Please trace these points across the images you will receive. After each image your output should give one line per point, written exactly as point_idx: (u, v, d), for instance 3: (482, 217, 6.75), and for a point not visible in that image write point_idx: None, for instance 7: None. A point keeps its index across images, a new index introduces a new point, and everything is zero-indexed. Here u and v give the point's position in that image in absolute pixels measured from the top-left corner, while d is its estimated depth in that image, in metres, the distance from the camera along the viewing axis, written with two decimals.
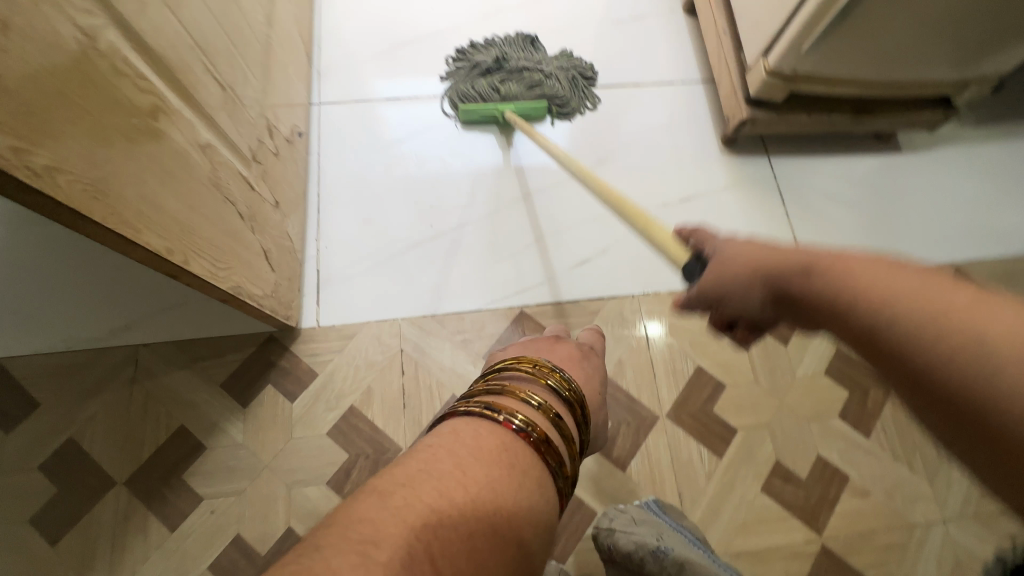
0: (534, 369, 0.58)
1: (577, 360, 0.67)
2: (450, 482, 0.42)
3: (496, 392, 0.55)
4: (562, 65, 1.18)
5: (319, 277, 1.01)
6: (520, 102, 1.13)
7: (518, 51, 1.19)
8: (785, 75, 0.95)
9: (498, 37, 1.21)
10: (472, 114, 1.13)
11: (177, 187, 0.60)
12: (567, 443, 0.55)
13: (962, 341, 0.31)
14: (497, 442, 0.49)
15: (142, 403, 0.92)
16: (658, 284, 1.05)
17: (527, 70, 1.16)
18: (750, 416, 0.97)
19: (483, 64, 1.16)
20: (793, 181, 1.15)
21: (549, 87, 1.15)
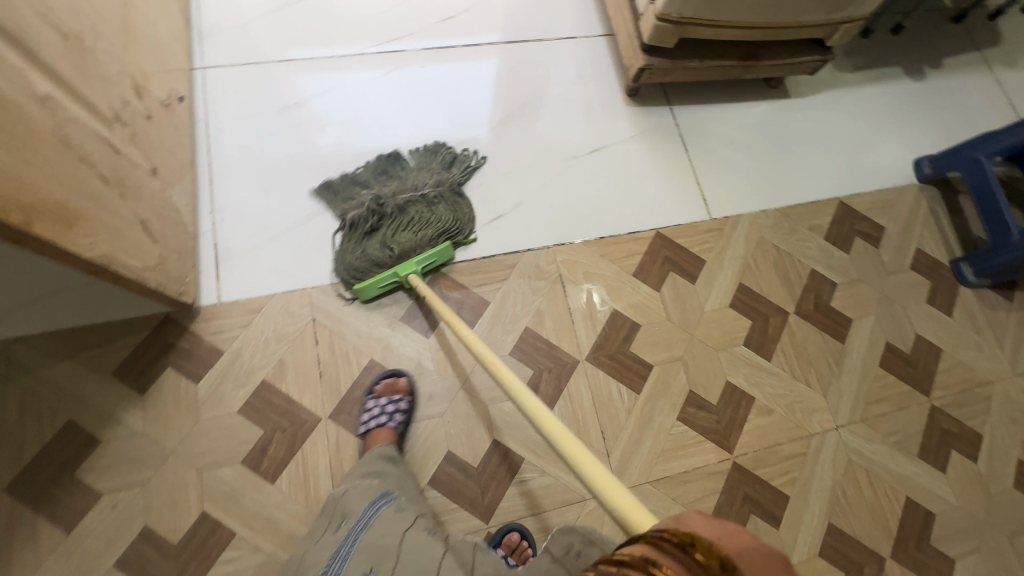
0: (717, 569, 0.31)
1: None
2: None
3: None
4: (441, 178, 1.03)
5: (216, 250, 0.95)
6: (421, 253, 0.95)
7: (388, 184, 1.01)
8: (673, 19, 0.97)
9: (356, 178, 1.02)
10: (372, 290, 0.94)
11: (10, 141, 0.54)
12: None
13: None
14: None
15: (20, 401, 0.84)
16: (571, 236, 1.07)
17: (408, 206, 0.98)
18: (664, 351, 1.02)
19: (358, 221, 0.96)
20: (694, 127, 1.20)
21: (440, 213, 0.99)
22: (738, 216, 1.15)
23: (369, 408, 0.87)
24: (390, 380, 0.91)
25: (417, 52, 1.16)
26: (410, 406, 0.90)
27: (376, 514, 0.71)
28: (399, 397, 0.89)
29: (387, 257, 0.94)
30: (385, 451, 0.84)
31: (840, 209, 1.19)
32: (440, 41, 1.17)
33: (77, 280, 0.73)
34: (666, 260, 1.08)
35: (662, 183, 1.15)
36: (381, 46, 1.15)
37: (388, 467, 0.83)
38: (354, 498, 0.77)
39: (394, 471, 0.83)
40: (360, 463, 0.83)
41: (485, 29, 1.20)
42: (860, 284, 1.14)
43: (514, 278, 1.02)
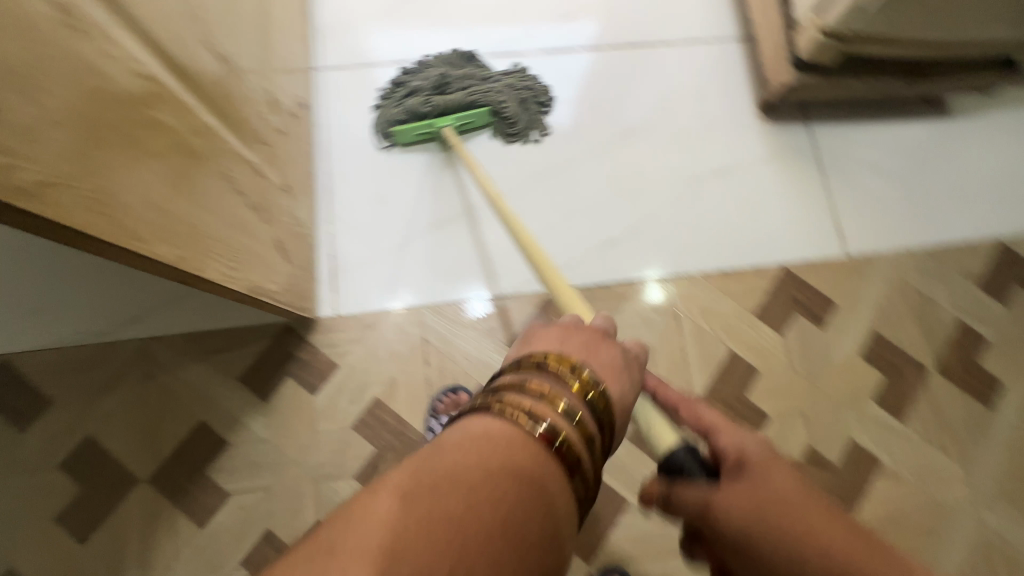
0: (574, 372, 0.41)
1: (622, 372, 0.45)
2: (481, 509, 0.29)
3: (535, 394, 0.38)
4: (513, 82, 1.04)
5: (333, 262, 0.96)
6: (458, 110, 0.99)
7: (459, 68, 1.03)
8: (840, 35, 0.85)
9: (430, 57, 1.05)
10: (406, 135, 1.00)
11: (187, 188, 0.53)
12: (598, 468, 0.39)
13: None
14: (538, 461, 0.34)
15: (158, 398, 0.89)
16: (690, 267, 1.00)
17: (470, 90, 1.00)
18: (784, 402, 0.95)
19: (419, 87, 1.01)
20: (835, 150, 1.08)
21: (496, 102, 1.01)
22: (877, 254, 1.03)
23: (434, 429, 0.88)
24: (450, 396, 0.90)
25: (533, 55, 1.09)
26: None
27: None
28: None
29: (427, 109, 0.99)
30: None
31: (1000, 253, 1.04)
32: (557, 42, 1.10)
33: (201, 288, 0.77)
34: (792, 301, 0.99)
35: (793, 212, 1.04)
36: (496, 46, 1.09)
37: None
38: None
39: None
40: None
41: (608, 30, 1.11)
42: (1015, 342, 1.00)
43: (627, 309, 0.97)
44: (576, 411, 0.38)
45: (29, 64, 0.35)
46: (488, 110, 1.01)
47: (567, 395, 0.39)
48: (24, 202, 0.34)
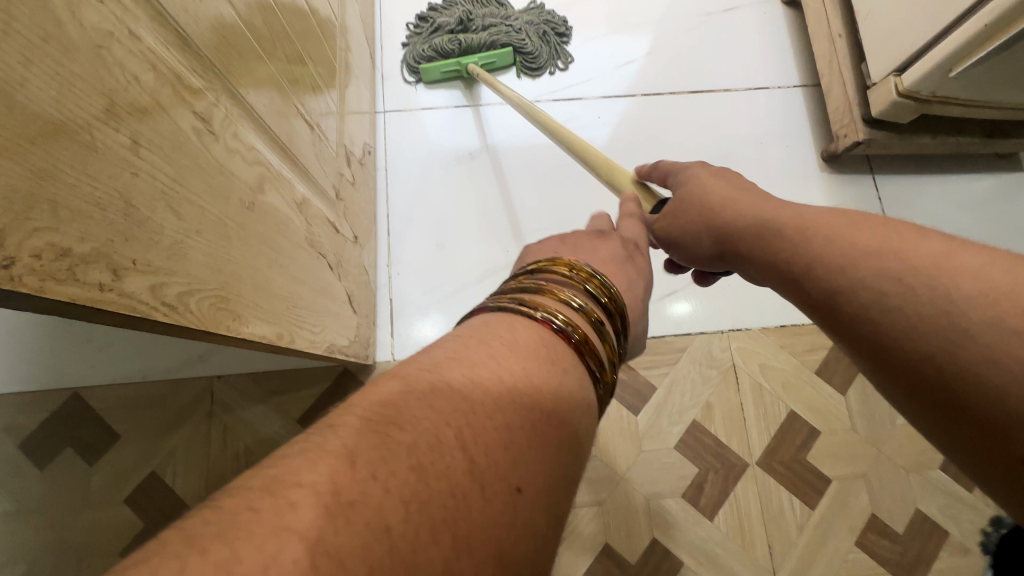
0: (575, 271, 0.44)
1: (621, 262, 0.52)
2: (481, 370, 0.31)
3: (534, 291, 0.41)
4: (533, 18, 1.10)
5: (391, 306, 0.97)
6: (479, 49, 1.06)
7: (482, 6, 1.09)
8: (920, 96, 0.83)
9: None
10: (434, 72, 1.07)
11: (283, 263, 0.54)
12: (611, 353, 0.41)
13: (915, 292, 0.40)
14: (545, 339, 0.36)
15: (220, 438, 0.91)
16: (750, 322, 0.98)
17: (492, 29, 1.07)
18: (846, 465, 0.92)
19: (445, 24, 1.07)
20: (901, 204, 1.05)
21: (513, 35, 1.07)
22: None
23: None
24: None
25: (592, 100, 1.10)
26: None
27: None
28: None
29: (452, 48, 1.06)
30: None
31: None
32: (615, 87, 1.10)
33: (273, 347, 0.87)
34: None
35: None
36: (557, 90, 1.10)
37: None
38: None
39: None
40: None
41: (666, 74, 1.11)
42: None
43: (684, 361, 0.96)
44: (582, 303, 0.41)
45: (177, 180, 0.37)
46: (510, 48, 1.07)
47: (570, 290, 0.42)
48: (171, 315, 0.35)
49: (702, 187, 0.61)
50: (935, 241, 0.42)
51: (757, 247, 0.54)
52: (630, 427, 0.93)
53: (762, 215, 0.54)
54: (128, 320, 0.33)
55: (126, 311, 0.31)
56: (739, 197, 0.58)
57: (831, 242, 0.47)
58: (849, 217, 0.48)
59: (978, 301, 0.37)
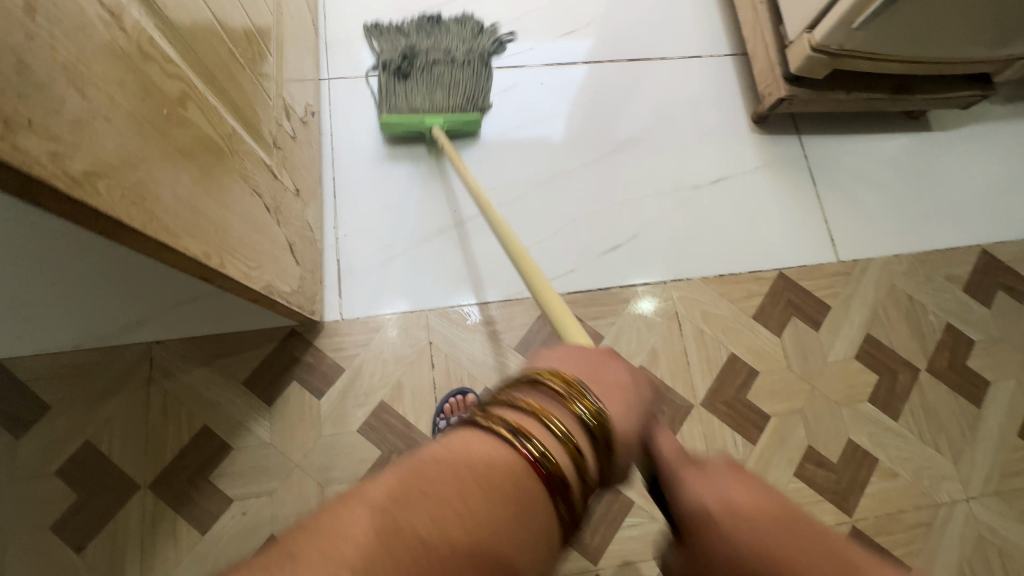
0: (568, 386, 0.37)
1: (627, 397, 0.41)
2: (449, 520, 0.28)
3: (517, 407, 0.35)
4: (471, 47, 1.08)
5: (339, 267, 0.96)
6: (450, 114, 1.02)
7: (425, 40, 1.06)
8: (831, 51, 0.90)
9: (398, 28, 1.09)
10: (395, 129, 1.01)
11: (210, 184, 0.54)
12: (588, 494, 0.35)
13: None
14: (525, 491, 0.31)
15: (160, 404, 0.88)
16: (690, 271, 1.03)
17: (436, 62, 1.04)
18: (783, 402, 0.97)
19: (389, 63, 1.03)
20: (825, 160, 1.12)
21: (468, 82, 1.05)
22: (867, 259, 1.07)
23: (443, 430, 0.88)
24: (457, 399, 0.91)
25: (535, 67, 1.13)
26: None
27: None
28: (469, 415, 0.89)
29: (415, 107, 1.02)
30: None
31: (982, 258, 1.09)
32: (557, 55, 1.14)
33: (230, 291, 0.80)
34: (788, 304, 1.03)
35: (787, 219, 1.08)
36: (501, 59, 1.13)
37: None
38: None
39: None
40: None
41: (607, 43, 1.16)
42: (1000, 343, 1.05)
43: (629, 311, 0.99)
44: (570, 433, 0.34)
45: (80, 60, 0.36)
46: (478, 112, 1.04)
47: (560, 410, 0.36)
48: (74, 189, 0.35)
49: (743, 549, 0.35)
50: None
51: None
52: None
53: None
54: (23, 183, 0.32)
55: (21, 167, 0.31)
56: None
57: None
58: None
59: None
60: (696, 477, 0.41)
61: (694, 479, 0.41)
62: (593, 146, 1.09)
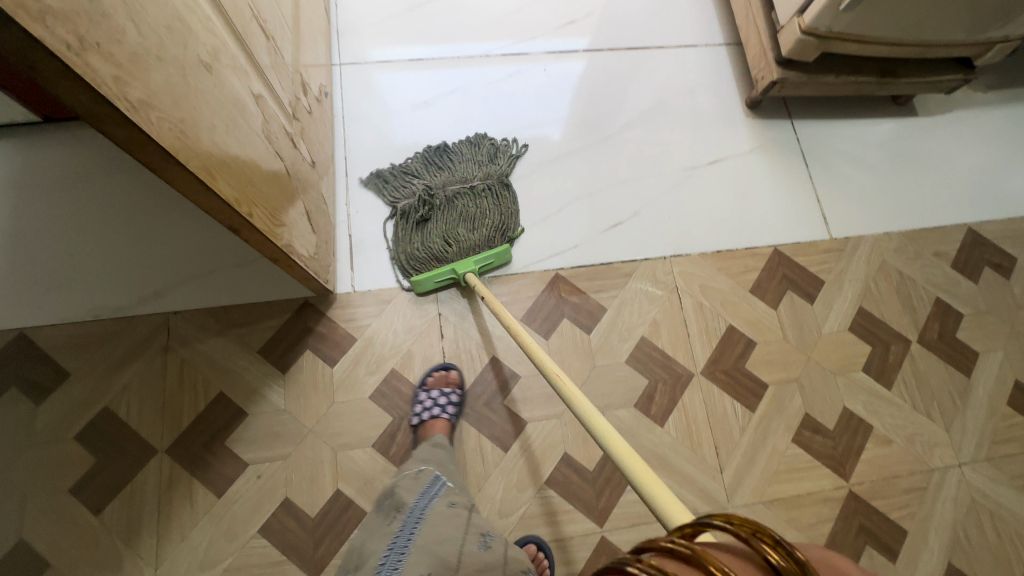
0: (753, 536, 0.31)
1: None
2: None
3: (680, 555, 0.32)
4: (489, 170, 1.04)
5: (350, 241, 0.99)
6: (479, 253, 0.97)
7: (439, 174, 1.03)
8: (820, 34, 0.95)
9: (407, 164, 1.04)
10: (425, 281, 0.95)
11: (241, 136, 0.57)
12: None
13: None
14: None
15: (177, 371, 0.90)
16: (689, 247, 1.06)
17: (457, 199, 0.99)
18: (780, 371, 1.00)
19: (408, 211, 0.98)
20: (817, 143, 1.17)
21: (492, 211, 1.01)
22: (859, 236, 1.11)
23: (422, 399, 0.90)
24: (440, 373, 0.93)
25: (537, 56, 1.18)
26: (461, 399, 0.92)
27: (429, 506, 0.69)
28: (450, 389, 0.91)
29: (442, 250, 0.96)
30: (440, 439, 0.85)
31: (968, 236, 1.13)
32: (559, 44, 1.19)
33: (248, 249, 0.83)
34: (783, 278, 1.06)
35: (781, 198, 1.12)
36: (505, 47, 1.17)
37: (444, 455, 0.83)
38: (404, 491, 0.75)
39: (446, 459, 0.82)
40: (416, 451, 0.84)
41: (608, 33, 1.21)
42: (988, 316, 1.08)
43: (631, 285, 1.03)
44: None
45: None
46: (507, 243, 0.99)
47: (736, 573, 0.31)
48: (131, 113, 0.39)
49: None
50: None
51: None
52: (583, 345, 0.98)
53: None
54: (89, 98, 0.36)
55: (88, 81, 0.35)
56: None
57: None
58: None
59: None
60: None
61: None
62: (595, 130, 1.14)
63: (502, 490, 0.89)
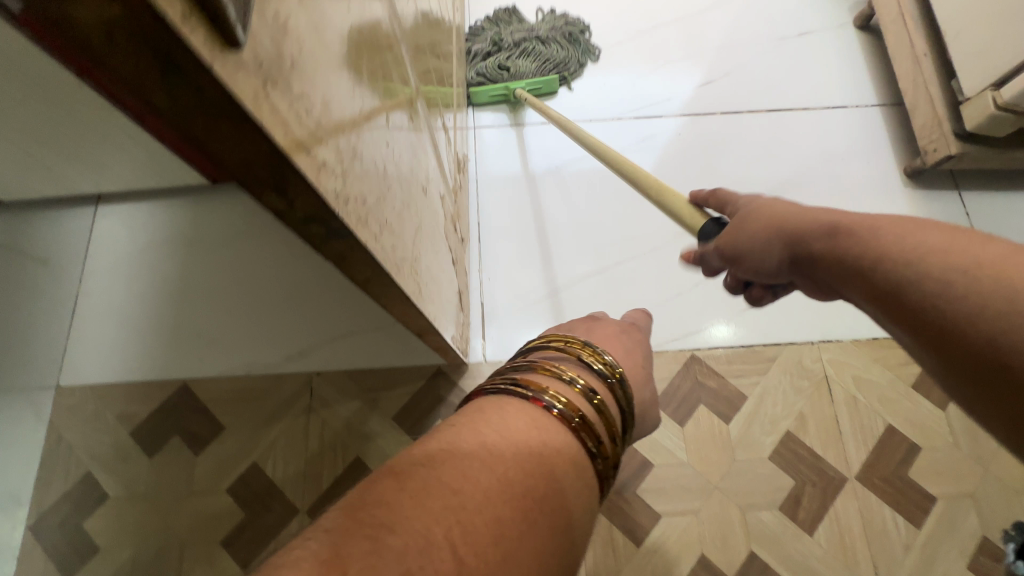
0: (565, 348, 0.49)
1: (616, 336, 0.59)
2: (473, 463, 0.33)
3: (525, 367, 0.46)
4: (554, 25, 1.17)
5: (483, 309, 1.00)
6: (529, 77, 1.12)
7: (509, 25, 1.17)
8: (1020, 111, 0.84)
9: (480, 22, 1.19)
10: (482, 97, 1.12)
11: (435, 249, 0.58)
12: (609, 429, 0.45)
13: (909, 259, 0.41)
14: (529, 417, 0.40)
15: (319, 432, 0.93)
16: (842, 333, 0.97)
17: (522, 42, 1.15)
18: (951, 484, 0.89)
19: (480, 49, 1.14)
20: (990, 219, 1.04)
21: (554, 52, 1.15)
22: None
23: None
24: None
25: (671, 116, 1.14)
26: None
27: None
28: None
29: (500, 74, 1.12)
30: None
31: None
32: (691, 102, 1.15)
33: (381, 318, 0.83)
34: None
35: None
36: (639, 108, 1.15)
37: None
38: None
39: None
40: None
41: (747, 93, 1.15)
42: None
43: (775, 372, 0.95)
44: (575, 377, 0.46)
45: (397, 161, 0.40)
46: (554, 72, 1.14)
47: (567, 366, 0.47)
48: (396, 275, 0.39)
49: (761, 203, 0.55)
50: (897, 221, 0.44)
51: (828, 267, 0.47)
52: (721, 435, 0.92)
53: (834, 228, 0.47)
54: (375, 275, 0.36)
55: (380, 263, 0.34)
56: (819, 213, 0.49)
57: (865, 242, 0.44)
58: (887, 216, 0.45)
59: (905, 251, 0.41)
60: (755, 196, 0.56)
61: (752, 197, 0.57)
62: None
63: None
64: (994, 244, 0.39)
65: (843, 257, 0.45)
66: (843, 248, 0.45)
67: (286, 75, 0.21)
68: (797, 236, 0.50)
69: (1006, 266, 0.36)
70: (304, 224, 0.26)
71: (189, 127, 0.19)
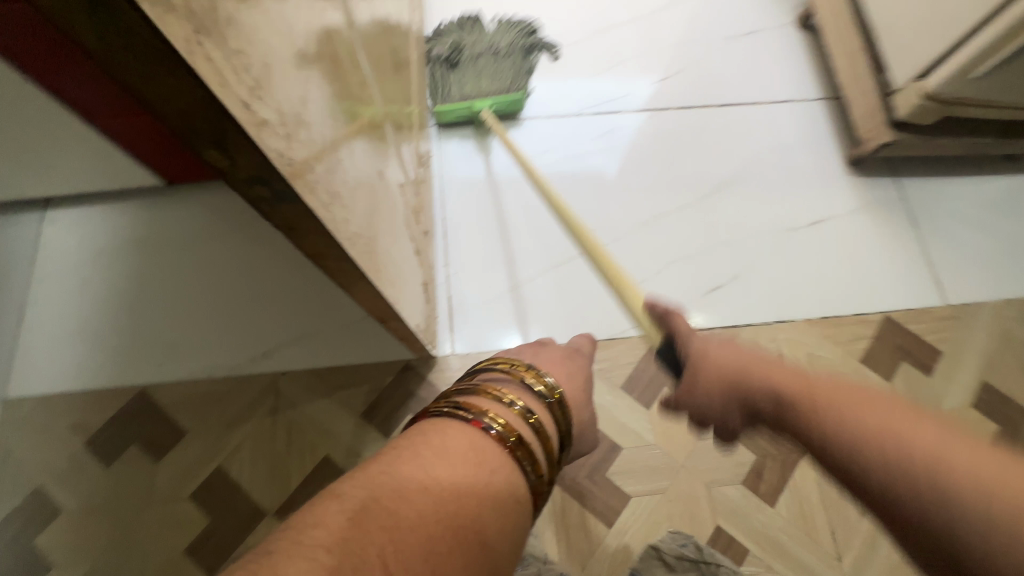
0: (510, 371, 0.52)
1: (562, 360, 0.61)
2: (411, 484, 0.36)
3: (469, 391, 0.49)
4: (514, 39, 1.17)
5: (450, 303, 1.01)
6: (494, 96, 1.11)
7: (468, 35, 1.16)
8: (943, 99, 0.91)
9: (439, 29, 1.17)
10: (447, 117, 1.11)
11: (394, 235, 0.59)
12: (546, 448, 0.49)
13: (853, 439, 0.41)
14: (470, 440, 0.43)
15: (286, 433, 0.92)
16: (794, 313, 1.02)
17: (481, 56, 1.13)
18: None
19: (439, 57, 1.12)
20: (924, 202, 1.12)
21: (514, 68, 1.14)
22: (978, 304, 1.04)
23: None
24: None
25: (628, 113, 1.18)
26: None
27: None
28: None
29: (465, 95, 1.10)
30: None
31: None
32: (648, 100, 1.19)
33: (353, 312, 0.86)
34: (897, 349, 1.01)
35: (890, 260, 1.07)
36: (597, 105, 1.18)
37: None
38: None
39: None
40: None
41: (699, 89, 1.20)
42: None
43: None
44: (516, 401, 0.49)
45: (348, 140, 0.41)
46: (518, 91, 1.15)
47: (509, 389, 0.50)
48: (351, 249, 0.40)
49: (711, 352, 0.59)
50: (850, 393, 0.45)
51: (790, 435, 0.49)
52: None
53: (783, 400, 0.49)
54: (327, 247, 0.37)
55: (331, 232, 0.35)
56: (769, 372, 0.52)
57: (814, 418, 0.45)
58: (829, 380, 0.47)
59: (852, 430, 0.42)
60: (706, 347, 0.60)
61: (703, 348, 0.60)
62: (689, 188, 1.12)
63: (607, 568, 0.87)
64: (927, 425, 0.39)
65: (798, 434, 0.47)
66: (796, 423, 0.47)
67: (220, 27, 0.22)
68: (748, 399, 0.53)
69: (933, 459, 0.37)
70: (248, 183, 0.27)
71: (123, 67, 0.20)
